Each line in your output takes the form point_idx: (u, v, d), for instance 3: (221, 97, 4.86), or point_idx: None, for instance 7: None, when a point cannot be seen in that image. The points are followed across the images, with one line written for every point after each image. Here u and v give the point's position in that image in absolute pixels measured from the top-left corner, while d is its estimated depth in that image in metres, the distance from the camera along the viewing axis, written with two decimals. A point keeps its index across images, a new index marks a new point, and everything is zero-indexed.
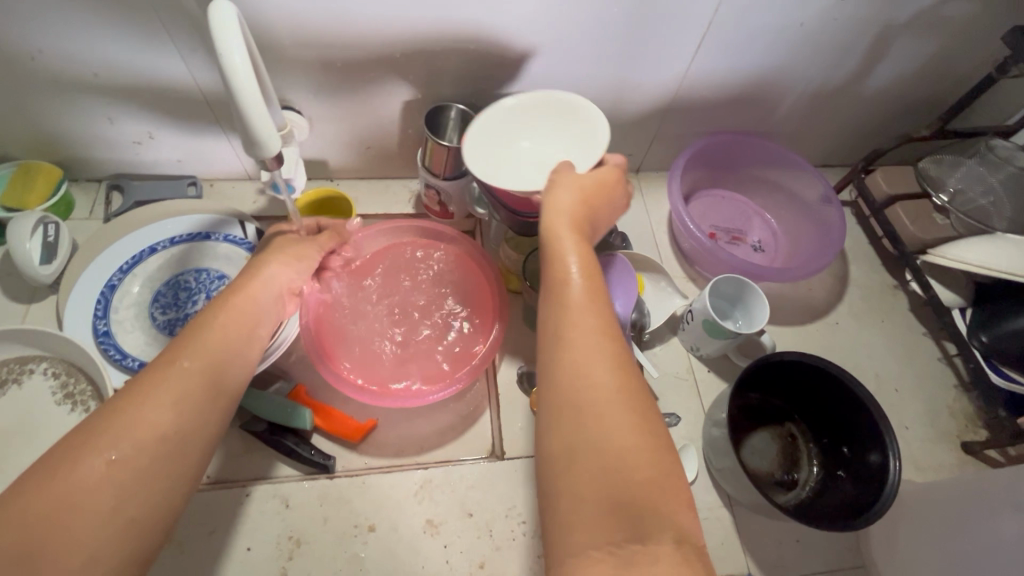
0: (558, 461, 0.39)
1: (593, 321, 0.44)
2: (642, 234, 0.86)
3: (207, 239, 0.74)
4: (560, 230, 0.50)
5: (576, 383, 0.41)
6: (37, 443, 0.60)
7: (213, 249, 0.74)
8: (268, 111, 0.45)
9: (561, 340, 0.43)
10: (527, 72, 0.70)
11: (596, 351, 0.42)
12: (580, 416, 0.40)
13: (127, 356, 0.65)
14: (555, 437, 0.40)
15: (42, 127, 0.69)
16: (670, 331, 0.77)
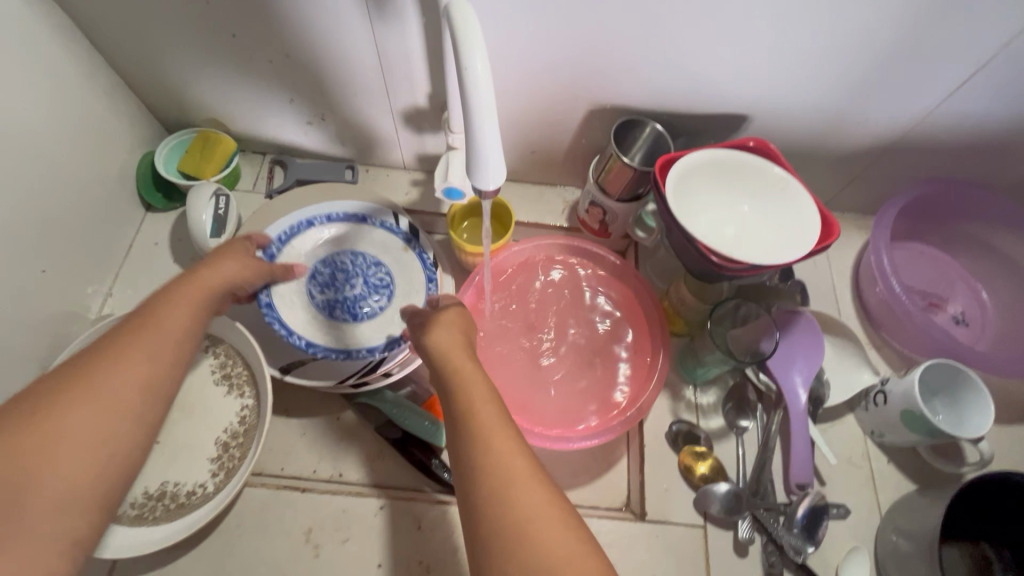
0: None
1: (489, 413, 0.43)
2: (820, 284, 0.75)
3: (364, 222, 0.71)
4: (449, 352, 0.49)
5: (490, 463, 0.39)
6: (196, 417, 0.62)
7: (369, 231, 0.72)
8: (501, 134, 0.39)
9: (487, 459, 0.39)
10: (737, 94, 0.61)
11: (493, 440, 0.40)
12: (515, 536, 0.35)
13: (293, 334, 0.62)
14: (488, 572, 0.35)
15: (226, 100, 0.69)
16: (847, 409, 0.67)
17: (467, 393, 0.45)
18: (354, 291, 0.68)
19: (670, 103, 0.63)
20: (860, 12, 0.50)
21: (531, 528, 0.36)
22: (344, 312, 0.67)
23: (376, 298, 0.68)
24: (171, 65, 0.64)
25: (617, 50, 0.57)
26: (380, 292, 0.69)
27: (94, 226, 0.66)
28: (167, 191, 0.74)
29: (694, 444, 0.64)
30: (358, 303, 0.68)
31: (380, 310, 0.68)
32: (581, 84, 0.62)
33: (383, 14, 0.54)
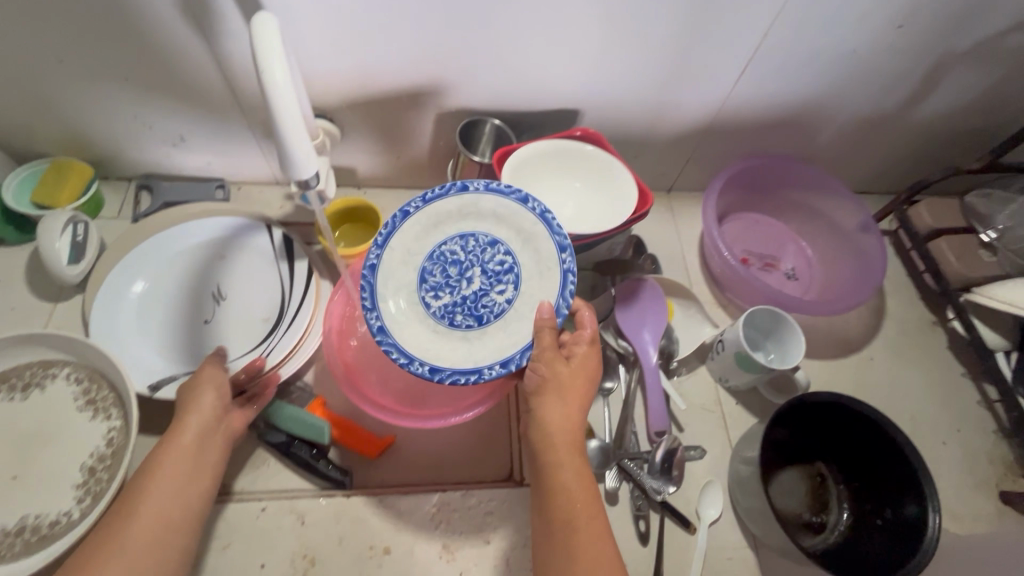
0: None
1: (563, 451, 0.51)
2: (672, 256, 0.84)
3: (524, 203, 0.57)
4: (553, 431, 0.51)
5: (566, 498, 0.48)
6: (57, 448, 0.60)
7: (527, 220, 0.58)
8: (305, 128, 0.43)
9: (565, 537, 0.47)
10: (564, 91, 0.69)
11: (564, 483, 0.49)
12: None
13: (413, 360, 0.55)
14: None
15: (75, 126, 0.69)
16: (699, 361, 0.75)
17: (551, 440, 0.51)
18: (472, 289, 0.58)
19: (509, 102, 0.70)
20: (644, 11, 0.59)
21: None
22: (465, 314, 0.58)
23: (500, 289, 0.58)
24: (9, 94, 0.64)
25: (448, 56, 0.62)
26: (502, 283, 0.58)
27: None
28: (20, 223, 0.72)
29: None
30: (484, 301, 0.58)
31: (507, 304, 0.57)
32: (426, 92, 0.67)
33: (218, 32, 0.57)
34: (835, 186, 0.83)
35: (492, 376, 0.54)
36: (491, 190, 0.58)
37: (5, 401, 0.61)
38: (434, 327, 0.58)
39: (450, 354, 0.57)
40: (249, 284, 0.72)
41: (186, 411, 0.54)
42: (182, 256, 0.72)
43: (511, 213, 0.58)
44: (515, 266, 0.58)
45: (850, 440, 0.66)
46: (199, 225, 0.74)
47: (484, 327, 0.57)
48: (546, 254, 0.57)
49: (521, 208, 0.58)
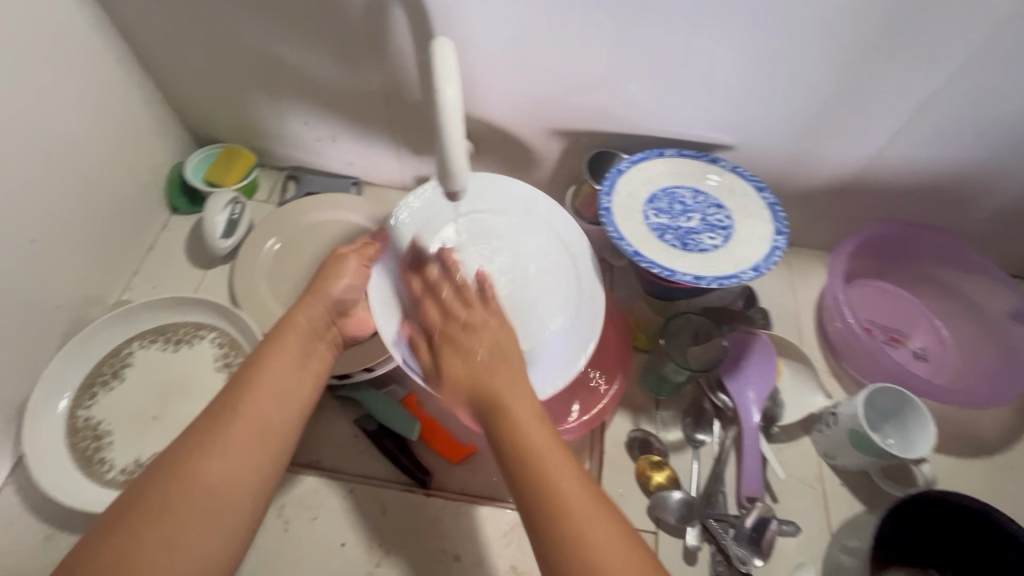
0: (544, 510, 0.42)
1: (602, 533, 0.40)
2: (785, 314, 0.79)
3: (758, 191, 0.63)
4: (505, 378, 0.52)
5: (570, 541, 0.40)
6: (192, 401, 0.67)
7: (750, 202, 0.63)
8: (466, 146, 0.46)
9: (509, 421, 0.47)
10: (698, 134, 0.68)
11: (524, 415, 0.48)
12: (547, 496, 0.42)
13: (623, 239, 0.58)
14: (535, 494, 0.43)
15: (251, 118, 0.79)
16: (803, 431, 0.70)
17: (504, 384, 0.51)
18: (688, 224, 0.61)
19: (640, 139, 0.71)
20: (799, 55, 0.58)
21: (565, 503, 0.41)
22: (673, 237, 0.60)
23: (711, 236, 0.60)
24: (208, 84, 0.74)
25: (591, 84, 0.64)
26: (717, 232, 0.61)
27: (123, 218, 0.75)
28: (192, 196, 0.83)
29: (653, 453, 0.67)
30: (692, 235, 0.60)
31: (715, 248, 0.59)
32: (562, 119, 0.70)
33: (389, 46, 0.64)
34: (988, 265, 0.74)
35: (682, 281, 0.55)
36: (733, 173, 0.65)
37: (159, 349, 0.70)
38: (644, 233, 0.60)
39: (661, 256, 0.58)
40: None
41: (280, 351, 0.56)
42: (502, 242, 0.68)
43: (740, 191, 0.64)
44: (733, 225, 0.61)
45: (978, 554, 0.58)
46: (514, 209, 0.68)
47: (685, 253, 0.59)
48: (760, 233, 0.61)
49: (752, 192, 0.64)
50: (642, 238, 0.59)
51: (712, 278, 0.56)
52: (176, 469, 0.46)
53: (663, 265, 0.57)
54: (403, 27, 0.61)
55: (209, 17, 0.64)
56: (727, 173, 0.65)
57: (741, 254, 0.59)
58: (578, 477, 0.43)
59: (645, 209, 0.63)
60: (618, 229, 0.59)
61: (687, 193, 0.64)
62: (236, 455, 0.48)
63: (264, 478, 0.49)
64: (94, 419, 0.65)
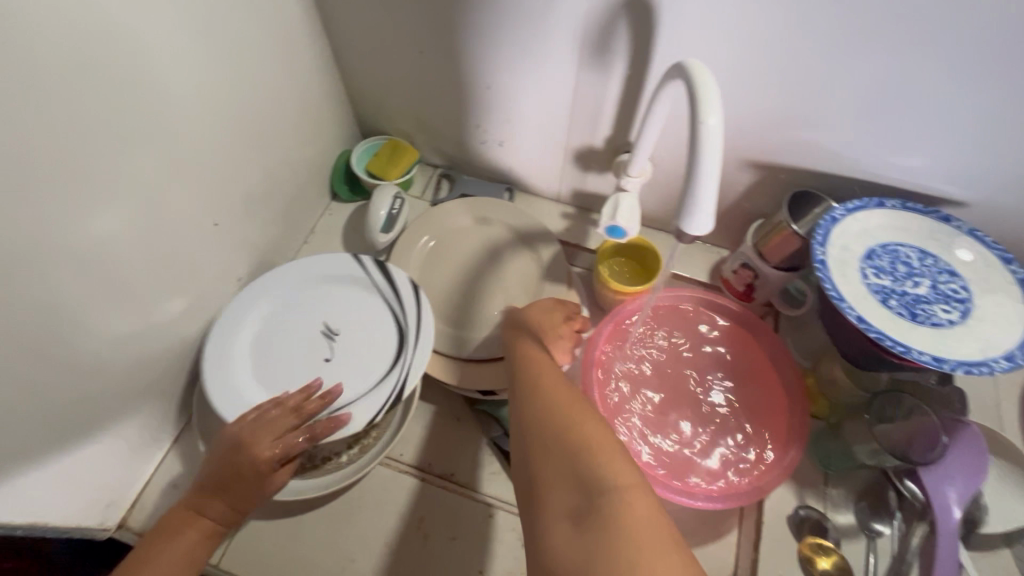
0: (556, 466, 0.38)
1: (589, 425, 0.40)
2: (983, 399, 0.69)
3: (1005, 262, 0.54)
4: (532, 352, 0.51)
5: (559, 439, 0.40)
6: None
7: (994, 274, 0.54)
8: (716, 186, 0.41)
9: (532, 386, 0.46)
10: (928, 186, 0.60)
11: (549, 382, 0.46)
12: (560, 454, 0.39)
13: (843, 300, 0.51)
14: (545, 450, 0.40)
15: (422, 115, 0.78)
16: (1004, 544, 0.58)
17: (529, 361, 0.50)
18: (917, 291, 0.53)
19: (850, 184, 0.63)
20: None
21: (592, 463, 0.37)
22: (899, 305, 0.52)
23: (946, 308, 0.52)
24: (392, 78, 0.74)
25: (814, 119, 0.58)
26: (951, 304, 0.52)
27: (293, 202, 0.76)
28: (353, 185, 0.83)
29: (822, 537, 0.60)
30: (923, 304, 0.52)
31: (951, 323, 0.51)
32: (763, 153, 0.63)
33: (595, 60, 0.60)
34: None
35: (920, 361, 0.48)
36: (970, 237, 0.56)
37: None
38: (864, 295, 0.53)
39: (888, 326, 0.51)
40: (528, 276, 0.76)
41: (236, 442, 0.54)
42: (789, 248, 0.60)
43: (980, 258, 0.55)
44: (971, 298, 0.53)
45: None
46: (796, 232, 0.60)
47: (917, 325, 0.51)
48: (1010, 312, 0.51)
49: (996, 261, 0.54)
50: (863, 300, 0.52)
51: (954, 361, 0.48)
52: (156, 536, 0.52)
53: (892, 338, 0.49)
54: (616, 43, 0.57)
55: (416, 15, 0.63)
56: (965, 235, 0.56)
57: (989, 336, 0.50)
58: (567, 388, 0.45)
59: (862, 266, 0.55)
60: (837, 288, 0.52)
61: (912, 253, 0.56)
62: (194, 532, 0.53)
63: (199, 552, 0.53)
64: None
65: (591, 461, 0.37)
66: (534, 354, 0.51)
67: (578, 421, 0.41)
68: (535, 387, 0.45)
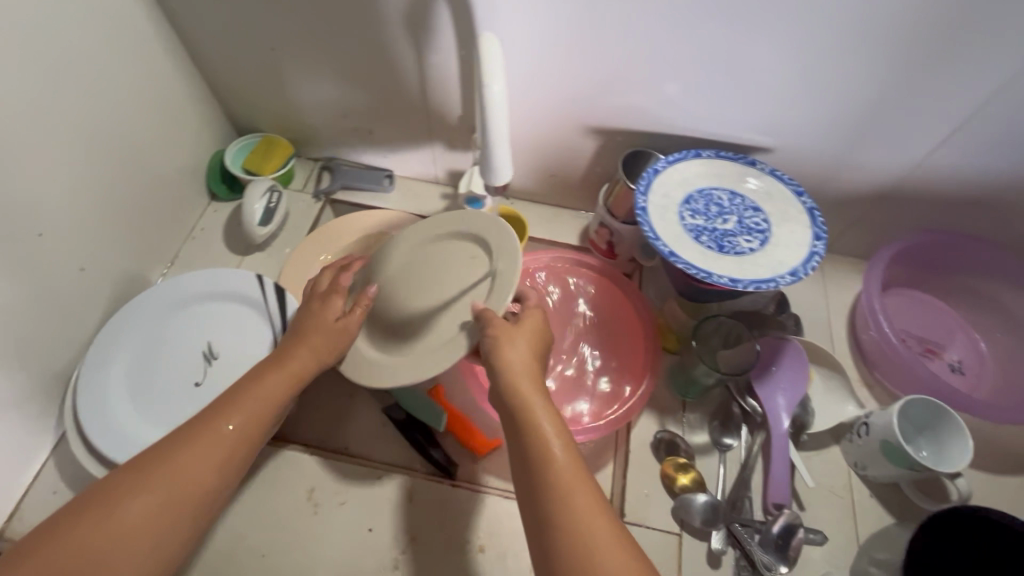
0: (561, 534, 0.41)
1: (584, 486, 0.43)
2: (816, 321, 0.78)
3: (797, 196, 0.62)
4: (522, 380, 0.49)
5: (570, 509, 0.42)
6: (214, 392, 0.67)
7: (789, 207, 0.62)
8: (509, 141, 0.46)
9: (535, 437, 0.46)
10: (738, 136, 0.68)
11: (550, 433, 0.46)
12: (565, 522, 0.41)
13: (659, 239, 0.58)
14: (552, 518, 0.42)
15: (291, 111, 0.80)
16: (832, 440, 0.69)
17: (521, 392, 0.48)
18: (726, 226, 0.61)
19: (676, 141, 0.70)
20: (847, 60, 0.57)
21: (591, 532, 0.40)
22: (709, 240, 0.60)
23: (748, 239, 0.60)
24: (252, 75, 0.76)
25: (630, 84, 0.64)
26: (753, 235, 0.60)
27: (165, 202, 0.77)
28: (231, 184, 0.85)
29: (679, 456, 0.67)
30: (730, 238, 0.60)
31: (751, 251, 0.59)
32: (598, 118, 0.69)
33: (431, 43, 0.64)
34: None
35: (719, 284, 0.55)
36: (771, 177, 0.64)
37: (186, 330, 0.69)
38: (681, 234, 0.60)
39: (699, 258, 0.58)
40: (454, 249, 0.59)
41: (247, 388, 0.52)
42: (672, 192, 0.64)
43: (779, 195, 0.63)
44: (770, 229, 0.61)
45: None
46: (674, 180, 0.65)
47: (723, 255, 0.58)
48: (798, 237, 0.60)
49: (791, 195, 0.63)
50: (677, 238, 0.59)
51: (748, 281, 0.55)
52: (138, 464, 0.46)
53: (698, 267, 0.57)
54: (446, 26, 0.62)
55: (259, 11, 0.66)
56: (767, 175, 0.64)
57: (780, 259, 0.58)
58: (568, 441, 0.46)
59: (683, 209, 0.62)
60: (654, 229, 0.59)
61: (723, 195, 0.64)
62: (198, 463, 0.47)
63: (209, 484, 0.47)
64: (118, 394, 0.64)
65: (596, 532, 0.41)
66: (525, 389, 0.49)
67: (578, 489, 0.43)
68: (536, 438, 0.45)
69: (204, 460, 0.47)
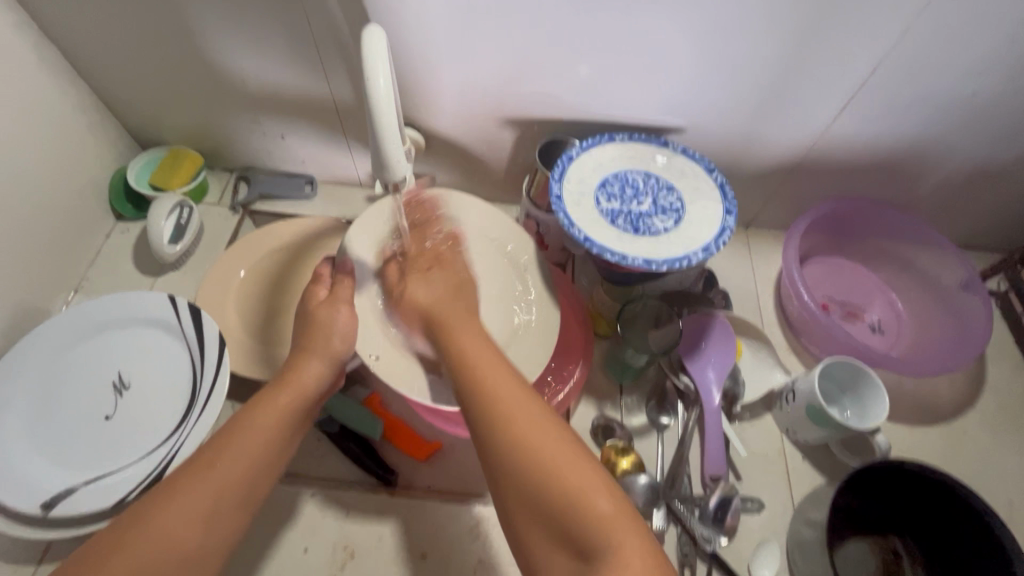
0: (528, 489, 0.42)
1: (548, 434, 0.44)
2: (744, 295, 0.80)
3: (709, 173, 0.63)
4: (472, 355, 0.52)
5: (534, 466, 0.43)
6: (130, 421, 0.63)
7: (703, 185, 0.63)
8: (400, 136, 0.45)
9: (485, 400, 0.47)
10: (650, 119, 0.68)
11: (500, 391, 0.47)
12: (527, 474, 0.42)
13: (574, 226, 0.58)
14: (513, 476, 0.43)
15: (196, 121, 0.77)
16: (765, 409, 0.70)
17: (471, 364, 0.51)
18: (641, 208, 0.61)
19: (592, 127, 0.70)
20: (742, 38, 0.58)
21: (557, 476, 0.42)
22: (625, 222, 0.60)
23: (663, 219, 0.60)
24: (147, 85, 0.71)
25: (538, 73, 0.64)
26: (668, 215, 0.61)
27: (62, 226, 0.72)
28: (138, 202, 0.80)
29: (617, 440, 0.67)
30: (645, 219, 0.60)
31: (666, 231, 0.59)
32: (512, 109, 0.69)
33: (332, 41, 0.62)
34: (937, 237, 0.76)
35: (634, 266, 0.55)
36: (682, 156, 0.65)
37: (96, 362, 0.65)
38: (596, 219, 0.60)
39: (613, 241, 0.58)
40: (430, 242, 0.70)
41: (235, 433, 0.49)
42: (591, 175, 0.64)
43: (692, 173, 0.64)
44: (683, 207, 0.61)
45: (936, 521, 0.59)
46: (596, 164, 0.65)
47: (637, 237, 0.59)
48: (711, 213, 0.61)
49: (702, 173, 0.64)
50: (592, 224, 0.59)
51: (662, 261, 0.56)
52: (123, 530, 0.42)
53: (612, 250, 0.56)
54: (343, 22, 0.60)
55: (143, 17, 0.62)
56: (678, 154, 0.65)
57: (693, 237, 0.59)
58: (523, 395, 0.47)
59: (598, 194, 0.62)
60: (568, 217, 0.58)
61: (637, 177, 0.64)
62: (191, 505, 0.44)
63: (205, 545, 0.44)
64: (18, 433, 0.60)
65: (561, 481, 0.41)
66: (470, 359, 0.52)
67: (538, 439, 0.44)
68: (481, 401, 0.47)
69: (190, 513, 0.44)
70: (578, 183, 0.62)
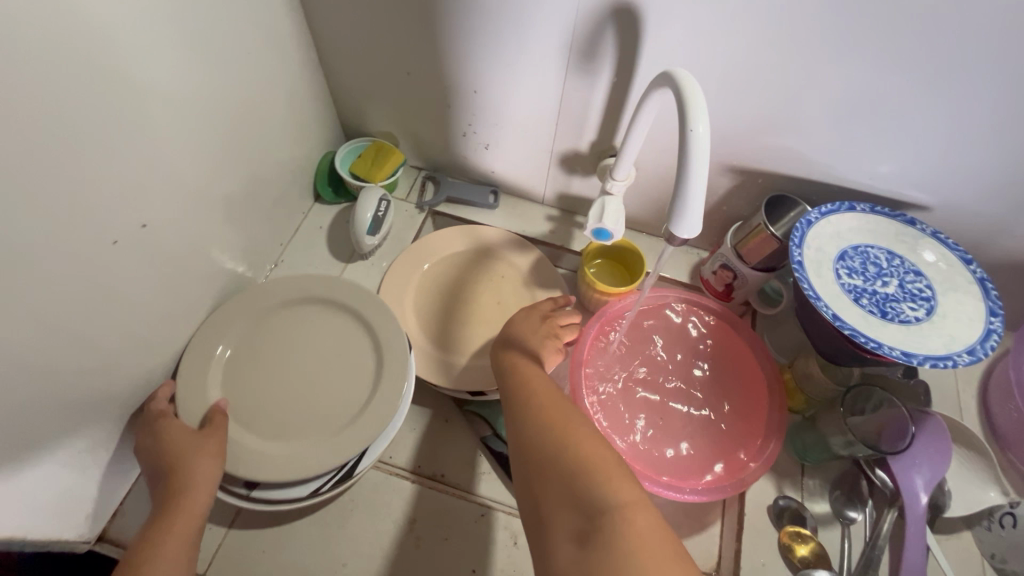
0: (594, 537, 0.39)
1: (614, 480, 0.43)
2: (943, 390, 0.73)
3: (965, 264, 0.58)
4: (538, 394, 0.52)
5: (607, 512, 0.40)
6: None
7: (959, 278, 0.57)
8: (705, 192, 0.43)
9: (555, 438, 0.47)
10: (894, 192, 0.63)
11: (558, 429, 0.48)
12: (598, 515, 0.40)
13: (820, 300, 0.54)
14: (584, 519, 0.41)
15: (408, 119, 0.78)
16: (964, 525, 0.64)
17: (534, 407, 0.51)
18: (886, 290, 0.57)
19: (822, 189, 0.66)
20: None
21: (628, 525, 0.39)
22: (870, 303, 0.56)
23: (913, 306, 0.55)
24: (379, 80, 0.73)
25: (789, 128, 0.60)
26: (918, 302, 0.56)
27: (277, 202, 0.75)
28: (337, 187, 0.83)
29: (798, 525, 0.63)
30: (892, 303, 0.56)
31: (918, 320, 0.54)
32: (742, 158, 0.66)
33: (585, 66, 0.61)
34: None
35: (891, 356, 0.51)
36: (935, 240, 0.59)
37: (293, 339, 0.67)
38: (840, 294, 0.56)
39: (862, 322, 0.54)
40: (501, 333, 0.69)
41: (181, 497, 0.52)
42: (829, 243, 0.59)
43: (944, 261, 0.58)
44: (935, 296, 0.56)
45: None
46: (835, 232, 0.60)
47: (888, 322, 0.54)
48: (971, 310, 0.55)
49: (958, 263, 0.58)
50: (837, 300, 0.55)
51: (922, 356, 0.51)
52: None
53: (864, 334, 0.52)
54: (606, 51, 0.59)
55: (408, 21, 0.64)
56: (931, 238, 0.59)
57: (953, 334, 0.53)
58: (590, 440, 0.47)
59: (838, 266, 0.58)
60: (812, 287, 0.55)
61: (881, 254, 0.59)
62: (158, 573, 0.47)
63: None
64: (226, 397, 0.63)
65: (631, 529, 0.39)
66: (533, 406, 0.51)
67: (607, 484, 0.42)
68: (553, 445, 0.46)
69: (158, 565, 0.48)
70: (816, 249, 0.58)
